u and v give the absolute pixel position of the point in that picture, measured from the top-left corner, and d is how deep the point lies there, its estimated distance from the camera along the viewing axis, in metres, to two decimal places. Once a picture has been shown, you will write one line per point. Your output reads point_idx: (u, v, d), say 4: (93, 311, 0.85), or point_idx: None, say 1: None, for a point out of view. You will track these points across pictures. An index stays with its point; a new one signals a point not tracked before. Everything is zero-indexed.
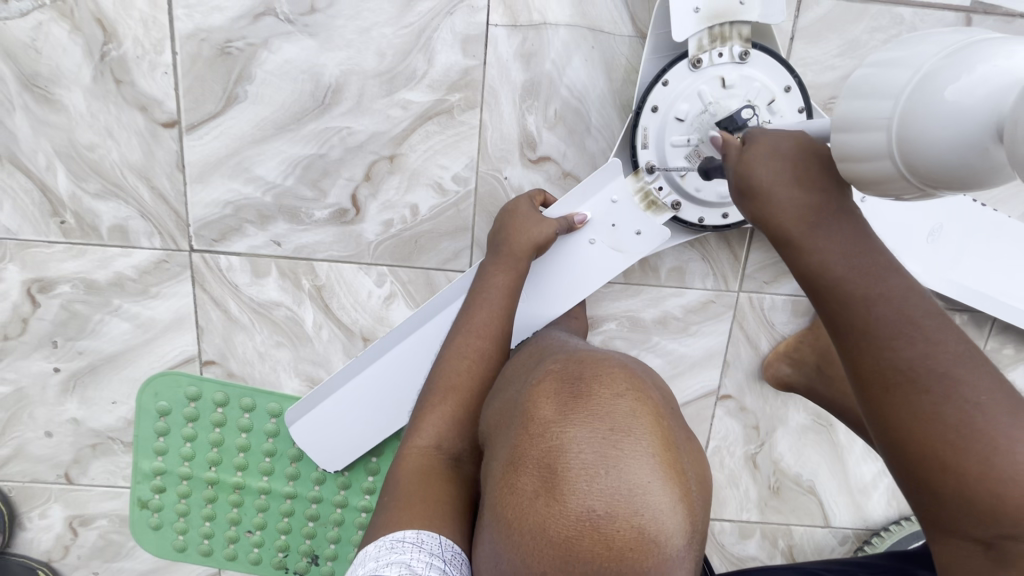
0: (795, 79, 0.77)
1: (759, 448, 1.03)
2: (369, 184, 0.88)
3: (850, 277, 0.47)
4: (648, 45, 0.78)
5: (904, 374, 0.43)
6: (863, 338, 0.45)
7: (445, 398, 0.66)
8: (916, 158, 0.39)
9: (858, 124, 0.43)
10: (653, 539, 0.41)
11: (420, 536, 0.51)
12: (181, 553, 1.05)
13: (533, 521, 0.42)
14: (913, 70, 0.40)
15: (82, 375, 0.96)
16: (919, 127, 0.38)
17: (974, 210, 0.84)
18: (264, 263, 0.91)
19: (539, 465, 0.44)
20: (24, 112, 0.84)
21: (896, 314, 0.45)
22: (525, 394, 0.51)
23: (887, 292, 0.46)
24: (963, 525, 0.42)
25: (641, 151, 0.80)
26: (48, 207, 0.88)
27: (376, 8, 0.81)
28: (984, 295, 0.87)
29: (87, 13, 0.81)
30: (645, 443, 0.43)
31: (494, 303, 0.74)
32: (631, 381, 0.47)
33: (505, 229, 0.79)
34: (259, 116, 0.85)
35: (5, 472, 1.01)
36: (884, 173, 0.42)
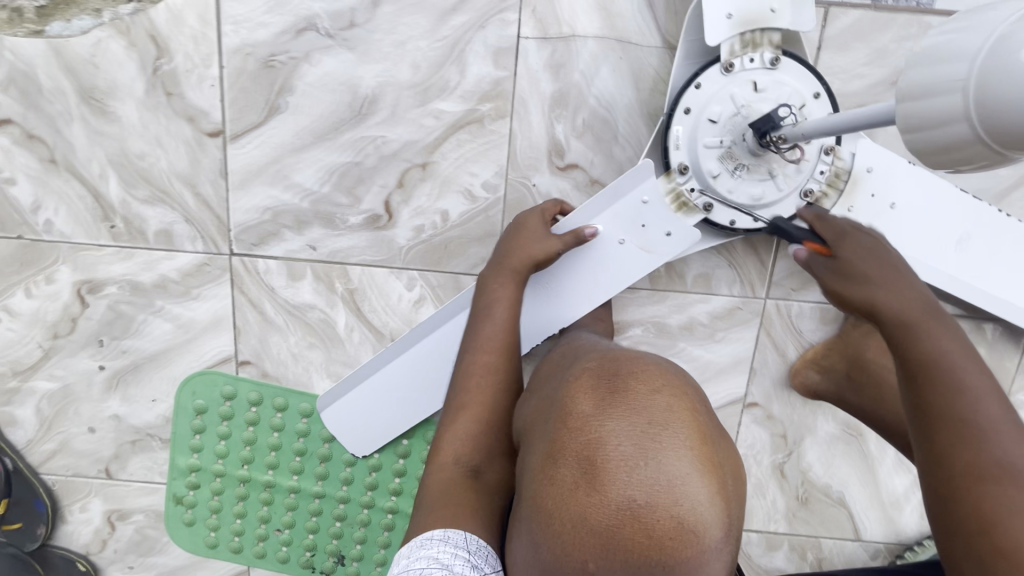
0: (823, 87, 0.79)
1: (787, 457, 1.02)
2: (402, 190, 0.91)
3: (970, 377, 0.55)
4: (681, 50, 0.79)
5: (997, 469, 0.49)
6: (969, 429, 0.52)
7: (460, 415, 0.70)
8: (992, 120, 0.40)
9: (933, 91, 0.44)
10: (691, 530, 0.42)
11: (446, 533, 0.54)
12: (213, 550, 1.08)
13: (574, 511, 0.43)
14: (985, 36, 0.41)
15: (124, 373, 1.00)
16: (992, 89, 0.39)
17: (1005, 223, 0.83)
18: (300, 267, 0.94)
19: (578, 457, 0.45)
20: (81, 123, 0.89)
21: (992, 410, 0.53)
22: (561, 391, 0.52)
23: (984, 394, 0.54)
24: None
25: (673, 152, 0.80)
26: (100, 213, 0.93)
27: (412, 23, 0.85)
28: (1010, 305, 0.85)
29: (143, 30, 0.86)
30: (681, 437, 0.45)
31: (498, 318, 0.77)
32: (666, 378, 0.49)
33: (508, 242, 0.80)
34: (299, 126, 0.89)
35: (49, 466, 1.05)
36: (960, 137, 0.43)
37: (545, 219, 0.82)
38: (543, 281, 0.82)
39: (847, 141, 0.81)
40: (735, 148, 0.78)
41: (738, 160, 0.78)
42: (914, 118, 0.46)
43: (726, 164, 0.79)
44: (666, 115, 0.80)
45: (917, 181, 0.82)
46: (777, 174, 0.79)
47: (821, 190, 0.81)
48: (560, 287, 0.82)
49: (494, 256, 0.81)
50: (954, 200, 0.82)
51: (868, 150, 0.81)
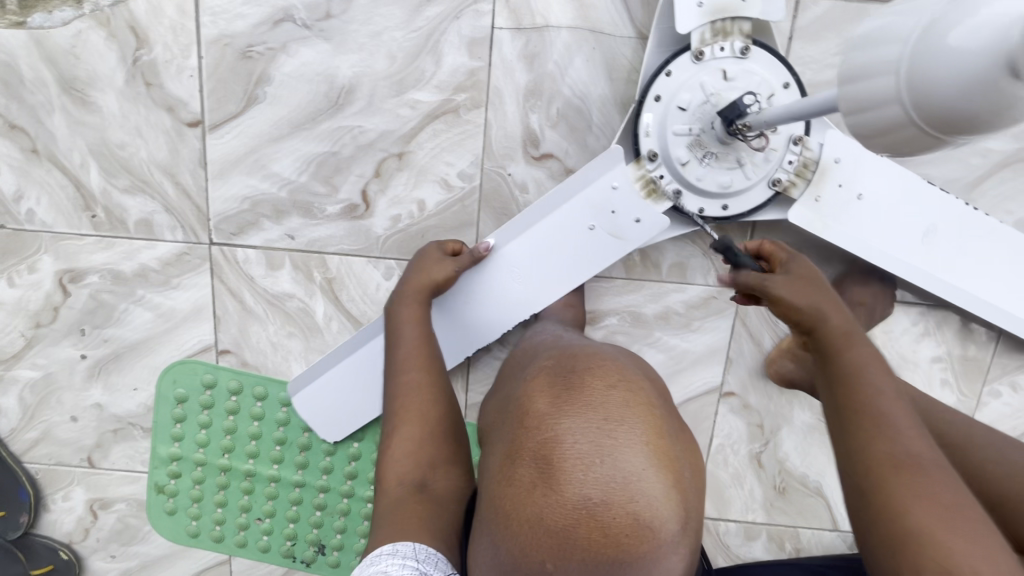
0: (792, 77, 0.80)
1: (764, 447, 1.03)
2: (379, 180, 0.92)
3: (873, 375, 0.55)
4: (652, 37, 0.80)
5: (899, 461, 0.49)
6: (873, 422, 0.52)
7: (394, 432, 0.68)
8: (925, 100, 0.39)
9: (866, 74, 0.43)
10: (647, 526, 0.42)
11: (395, 547, 0.54)
12: (195, 539, 1.08)
13: (531, 511, 0.43)
14: (917, 19, 0.40)
15: (106, 362, 1.01)
16: (927, 69, 0.39)
17: (970, 215, 0.84)
18: (279, 256, 0.95)
19: (535, 455, 0.45)
20: (62, 113, 0.90)
21: (891, 405, 0.53)
22: (521, 391, 0.53)
23: (886, 391, 0.54)
24: None
25: (643, 139, 0.81)
26: (81, 202, 0.94)
27: (387, 13, 0.86)
28: (979, 299, 0.86)
29: (123, 22, 0.87)
30: (637, 433, 0.45)
31: (407, 335, 0.75)
32: (622, 377, 0.50)
33: (410, 273, 0.81)
34: (276, 116, 0.90)
35: (32, 455, 1.06)
36: (892, 120, 0.42)
37: (447, 250, 0.83)
38: (463, 301, 0.83)
39: (815, 132, 0.82)
40: (704, 136, 0.79)
41: (706, 148, 0.80)
42: (850, 100, 0.45)
43: (695, 152, 0.80)
44: (637, 102, 0.81)
45: (885, 171, 0.83)
46: (745, 163, 0.80)
47: (789, 180, 0.82)
48: (491, 304, 0.83)
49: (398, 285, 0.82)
50: (922, 192, 0.83)
51: (836, 140, 0.81)
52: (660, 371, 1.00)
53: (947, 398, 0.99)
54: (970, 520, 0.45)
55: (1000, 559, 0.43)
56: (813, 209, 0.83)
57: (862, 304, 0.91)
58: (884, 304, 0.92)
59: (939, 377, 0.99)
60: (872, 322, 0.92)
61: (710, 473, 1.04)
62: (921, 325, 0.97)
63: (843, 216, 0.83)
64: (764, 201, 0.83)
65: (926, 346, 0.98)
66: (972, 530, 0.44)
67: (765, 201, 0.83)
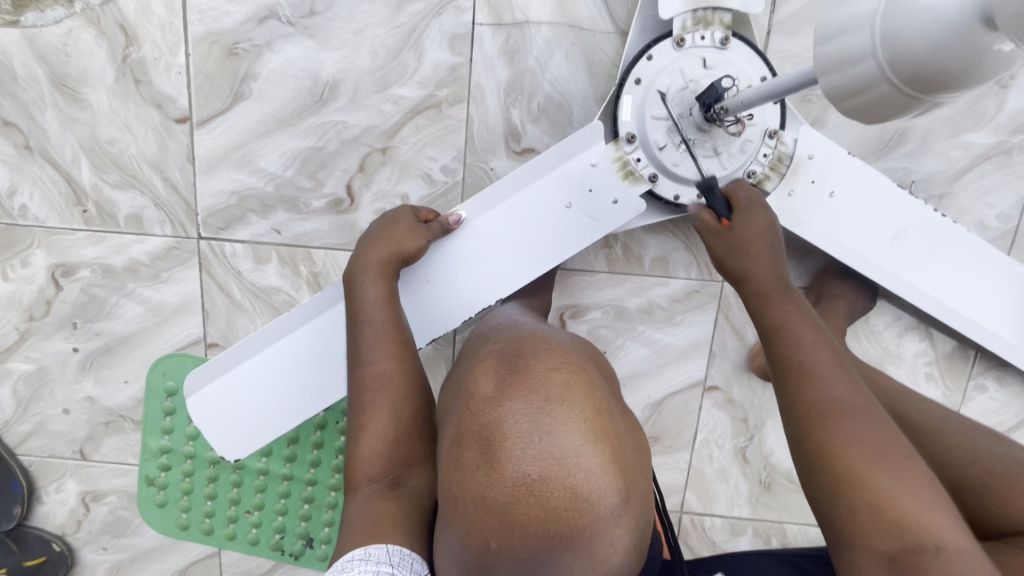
0: (770, 72, 0.80)
1: (748, 441, 1.03)
2: (363, 174, 0.93)
3: (800, 329, 0.63)
4: (635, 25, 0.81)
5: (826, 405, 0.56)
6: (802, 375, 0.59)
7: (360, 432, 0.68)
8: (900, 52, 0.38)
9: (840, 30, 0.42)
10: (585, 499, 0.43)
11: (367, 551, 0.56)
12: (184, 532, 1.09)
13: (475, 491, 0.44)
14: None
15: (97, 356, 1.03)
16: (899, 26, 0.38)
17: (942, 222, 0.85)
18: (265, 250, 0.97)
19: (479, 437, 0.46)
20: (54, 109, 0.92)
21: (813, 355, 0.60)
22: (468, 376, 0.54)
23: (809, 341, 0.62)
24: (865, 534, 0.49)
25: (623, 121, 0.82)
26: (73, 197, 0.96)
27: (370, 10, 0.87)
28: (946, 308, 0.86)
29: (113, 20, 0.89)
30: (575, 412, 0.46)
31: (377, 316, 0.75)
32: (565, 359, 0.51)
33: (372, 246, 0.79)
34: (262, 113, 0.91)
35: (26, 447, 1.07)
36: (867, 76, 0.41)
37: (417, 216, 0.83)
38: (428, 281, 0.83)
39: (790, 127, 0.83)
40: (682, 122, 0.80)
41: (683, 133, 0.80)
42: (824, 61, 0.44)
43: (672, 137, 0.80)
44: (618, 84, 0.82)
45: (858, 170, 0.83)
46: (722, 151, 0.80)
47: (763, 173, 0.82)
48: (453, 296, 0.84)
49: (361, 256, 0.80)
50: (895, 194, 0.84)
51: (809, 137, 0.82)
52: (644, 365, 1.00)
53: (931, 392, 0.99)
54: (898, 451, 0.52)
55: (922, 483, 0.50)
56: (785, 203, 0.83)
57: (842, 296, 0.91)
58: (866, 301, 0.93)
59: (923, 371, 0.98)
60: (854, 316, 0.92)
61: (695, 467, 1.04)
62: (905, 319, 0.97)
63: (815, 212, 0.83)
64: None
65: (910, 340, 0.98)
66: (899, 460, 0.51)
67: None
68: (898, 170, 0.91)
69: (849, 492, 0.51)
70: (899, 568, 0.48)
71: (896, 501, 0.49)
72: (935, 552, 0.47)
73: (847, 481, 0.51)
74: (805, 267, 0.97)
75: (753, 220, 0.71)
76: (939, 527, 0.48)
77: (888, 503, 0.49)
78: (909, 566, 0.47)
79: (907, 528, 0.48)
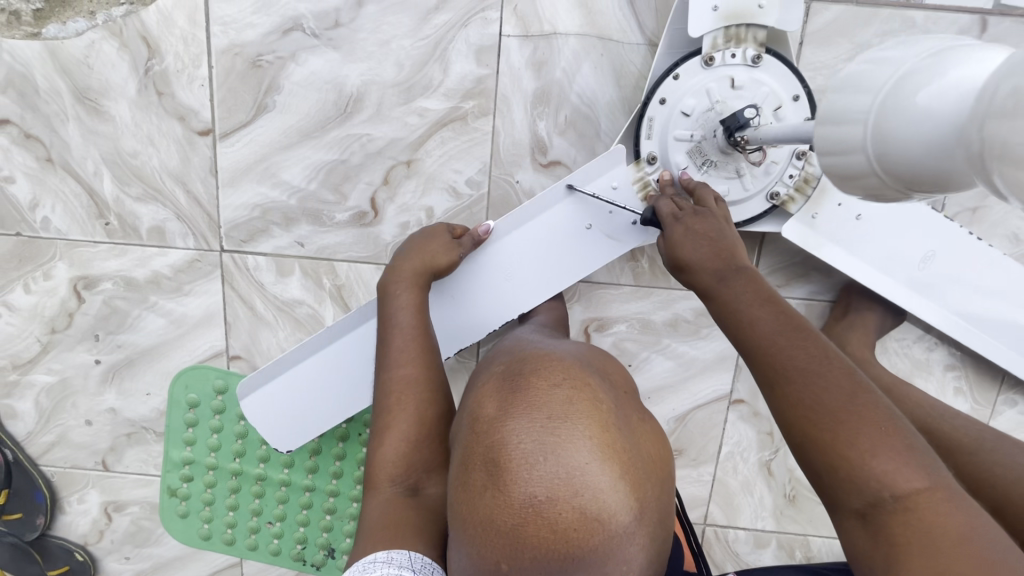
0: (804, 89, 0.77)
1: (774, 454, 1.02)
2: (387, 187, 0.92)
3: (747, 305, 0.57)
4: (663, 41, 0.80)
5: (785, 373, 0.52)
6: (762, 355, 0.54)
7: (384, 437, 0.66)
8: (884, 159, 0.39)
9: (840, 118, 0.43)
10: (596, 517, 0.40)
11: (390, 555, 0.53)
12: (206, 542, 1.09)
13: (481, 516, 0.41)
14: (891, 70, 0.39)
15: (120, 368, 1.02)
16: (889, 130, 0.38)
17: (973, 244, 0.82)
18: (288, 263, 0.96)
19: (485, 459, 0.42)
20: (76, 122, 0.91)
21: (770, 327, 0.55)
22: (471, 397, 0.50)
23: (760, 316, 0.56)
24: (844, 497, 0.48)
25: (644, 142, 0.81)
26: (95, 210, 0.95)
27: (395, 22, 0.86)
28: (970, 330, 0.85)
29: (135, 32, 0.88)
30: (581, 428, 0.42)
31: (405, 326, 0.74)
32: (571, 374, 0.46)
33: (408, 255, 0.79)
34: (285, 125, 0.90)
35: (48, 457, 1.07)
36: (858, 168, 0.42)
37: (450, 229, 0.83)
38: (455, 299, 0.83)
39: None
40: (704, 143, 0.78)
41: (706, 155, 0.78)
42: (824, 141, 0.45)
43: (694, 159, 0.79)
44: (641, 103, 0.81)
45: None
46: (744, 173, 0.78)
47: (788, 195, 0.80)
48: (478, 315, 0.83)
49: (396, 264, 0.79)
50: (923, 214, 0.82)
51: None
52: (669, 378, 0.99)
53: (960, 406, 0.98)
54: (853, 398, 0.49)
55: (887, 437, 0.47)
56: (807, 226, 0.82)
57: (870, 310, 0.90)
58: (896, 318, 0.91)
59: (952, 385, 0.97)
60: (883, 331, 0.91)
61: (719, 480, 1.03)
62: (935, 333, 0.96)
63: (840, 233, 0.82)
64: (761, 214, 0.81)
65: (939, 354, 0.97)
66: (857, 415, 0.48)
67: (762, 213, 0.81)
68: None
69: (822, 455, 0.48)
70: (874, 525, 0.46)
71: (848, 456, 0.47)
72: (894, 503, 0.45)
73: (819, 451, 0.49)
74: (834, 279, 0.95)
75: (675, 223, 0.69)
76: (891, 474, 0.46)
77: (843, 459, 0.47)
78: (881, 523, 0.46)
79: (865, 482, 0.46)
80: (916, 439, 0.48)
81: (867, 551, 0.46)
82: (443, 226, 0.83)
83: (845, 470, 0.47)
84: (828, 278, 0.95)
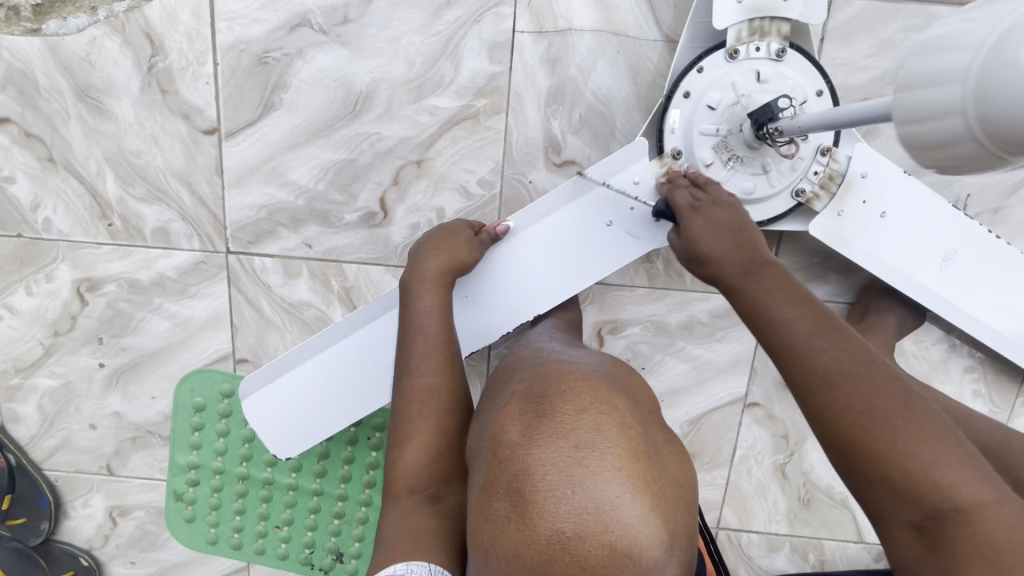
0: (829, 85, 0.76)
1: (788, 458, 1.01)
2: (397, 187, 0.90)
3: (773, 300, 0.54)
4: (686, 33, 0.77)
5: (822, 377, 0.48)
6: (791, 354, 0.51)
7: (404, 445, 0.64)
8: (991, 115, 0.35)
9: (928, 81, 0.39)
10: (626, 554, 0.38)
11: (409, 567, 0.52)
12: (212, 546, 1.08)
13: (506, 550, 0.39)
14: (990, 27, 0.36)
15: (124, 371, 1.01)
16: (994, 83, 0.34)
17: (997, 244, 0.81)
18: (296, 265, 0.94)
19: (508, 488, 0.41)
20: (78, 121, 0.89)
21: (803, 327, 0.51)
22: (493, 419, 0.49)
23: (794, 315, 0.52)
24: (895, 511, 0.44)
25: (668, 136, 0.79)
26: (97, 211, 0.93)
27: (406, 18, 0.84)
28: (991, 331, 0.83)
29: (137, 28, 0.86)
30: (610, 458, 0.40)
31: (428, 325, 0.72)
32: (597, 396, 0.45)
33: (430, 254, 0.76)
34: (293, 124, 0.88)
35: (52, 462, 1.06)
36: (951, 132, 0.38)
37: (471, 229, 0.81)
38: (475, 297, 0.81)
39: (844, 144, 0.79)
40: (730, 138, 0.76)
41: (732, 150, 0.76)
42: (907, 108, 0.41)
43: (720, 154, 0.77)
44: (665, 97, 0.78)
45: (912, 192, 0.80)
46: (771, 169, 0.76)
47: (813, 192, 0.79)
48: (494, 314, 0.81)
49: (417, 262, 0.77)
50: (938, 213, 0.80)
51: (865, 154, 0.78)
52: (683, 381, 0.98)
53: (979, 409, 0.97)
54: (909, 405, 0.45)
55: (946, 443, 0.44)
56: (832, 224, 0.80)
57: (890, 311, 0.89)
58: (915, 319, 0.90)
59: (970, 388, 0.96)
60: (903, 333, 0.89)
61: (732, 483, 1.02)
62: (954, 335, 0.95)
63: (864, 233, 0.80)
64: (786, 212, 0.80)
65: (958, 356, 0.95)
66: (907, 417, 0.45)
67: (787, 211, 0.80)
68: (952, 183, 0.88)
69: (868, 465, 0.45)
70: (932, 540, 0.43)
71: (905, 467, 0.43)
72: (956, 516, 0.42)
73: (865, 461, 0.45)
74: (852, 280, 0.94)
75: (694, 219, 0.67)
76: (956, 485, 0.42)
77: (899, 469, 0.44)
78: (940, 538, 0.42)
79: (922, 492, 0.43)
80: (973, 452, 0.45)
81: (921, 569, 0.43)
82: (462, 222, 0.82)
83: (904, 483, 0.43)
84: (846, 279, 0.94)
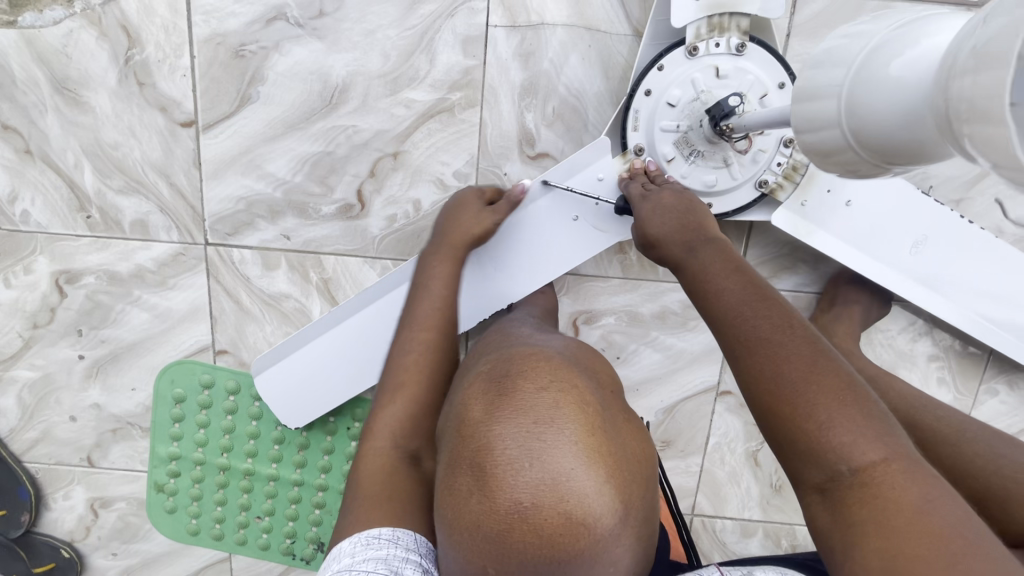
0: (789, 76, 0.77)
1: (760, 445, 1.03)
2: (374, 179, 0.91)
3: (713, 271, 0.56)
4: (648, 31, 0.80)
5: (744, 342, 0.49)
6: (720, 323, 0.52)
7: (397, 394, 0.64)
8: (860, 131, 0.39)
9: (813, 96, 0.43)
10: (582, 523, 0.39)
11: (396, 533, 0.50)
12: (195, 537, 1.09)
13: (468, 522, 0.40)
14: (863, 45, 0.39)
15: (104, 363, 1.01)
16: (865, 102, 0.38)
17: (961, 226, 0.83)
18: (274, 257, 0.95)
19: (471, 464, 0.42)
20: (55, 113, 0.90)
21: (736, 296, 0.53)
22: (459, 399, 0.50)
23: (728, 287, 0.54)
24: (803, 472, 0.44)
25: (631, 133, 0.80)
26: (76, 203, 0.93)
27: (381, 11, 0.85)
28: (962, 314, 0.86)
29: (114, 20, 0.86)
30: (567, 432, 0.42)
31: (435, 295, 0.74)
32: (557, 376, 0.46)
33: (446, 224, 0.80)
34: (269, 116, 0.89)
35: (31, 454, 1.06)
36: (834, 142, 0.42)
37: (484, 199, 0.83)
38: (479, 271, 0.83)
39: None
40: (691, 134, 0.78)
41: (694, 145, 0.78)
42: (802, 117, 0.45)
43: (681, 150, 0.79)
44: (627, 96, 0.80)
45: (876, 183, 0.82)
46: (732, 162, 0.78)
47: (776, 182, 0.81)
48: (469, 301, 0.83)
49: (432, 239, 0.81)
50: (909, 199, 0.82)
51: None
52: (657, 371, 0.99)
53: (944, 396, 0.99)
54: (813, 366, 0.46)
55: (850, 404, 0.44)
56: (797, 214, 0.82)
57: (857, 301, 0.91)
58: (880, 308, 0.92)
59: (936, 374, 0.99)
60: (869, 322, 0.91)
61: (707, 471, 1.04)
62: (919, 323, 0.97)
63: (829, 222, 0.83)
64: (750, 203, 0.82)
65: (923, 344, 0.98)
66: (812, 379, 0.45)
67: (752, 202, 0.82)
68: (914, 176, 0.90)
69: (782, 428, 0.45)
70: (833, 500, 0.42)
71: (803, 428, 0.44)
72: (852, 477, 0.42)
73: (779, 423, 0.45)
74: (820, 271, 0.96)
75: (648, 207, 0.69)
76: (848, 444, 0.42)
77: (799, 430, 0.44)
78: (840, 499, 0.42)
79: (821, 452, 0.43)
80: (881, 411, 0.45)
81: (827, 529, 0.42)
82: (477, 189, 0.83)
83: (803, 441, 0.44)
84: (814, 269, 0.96)
